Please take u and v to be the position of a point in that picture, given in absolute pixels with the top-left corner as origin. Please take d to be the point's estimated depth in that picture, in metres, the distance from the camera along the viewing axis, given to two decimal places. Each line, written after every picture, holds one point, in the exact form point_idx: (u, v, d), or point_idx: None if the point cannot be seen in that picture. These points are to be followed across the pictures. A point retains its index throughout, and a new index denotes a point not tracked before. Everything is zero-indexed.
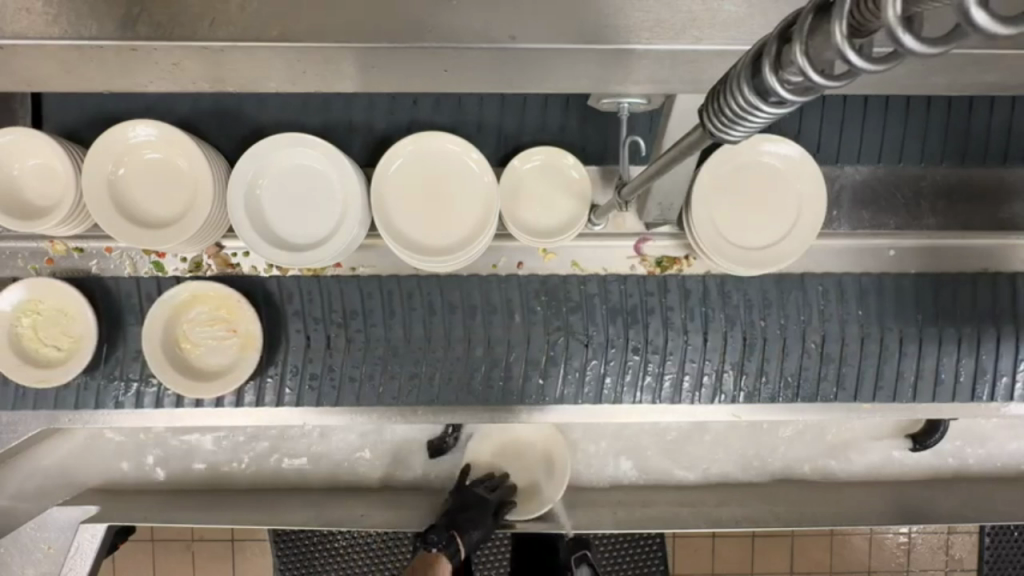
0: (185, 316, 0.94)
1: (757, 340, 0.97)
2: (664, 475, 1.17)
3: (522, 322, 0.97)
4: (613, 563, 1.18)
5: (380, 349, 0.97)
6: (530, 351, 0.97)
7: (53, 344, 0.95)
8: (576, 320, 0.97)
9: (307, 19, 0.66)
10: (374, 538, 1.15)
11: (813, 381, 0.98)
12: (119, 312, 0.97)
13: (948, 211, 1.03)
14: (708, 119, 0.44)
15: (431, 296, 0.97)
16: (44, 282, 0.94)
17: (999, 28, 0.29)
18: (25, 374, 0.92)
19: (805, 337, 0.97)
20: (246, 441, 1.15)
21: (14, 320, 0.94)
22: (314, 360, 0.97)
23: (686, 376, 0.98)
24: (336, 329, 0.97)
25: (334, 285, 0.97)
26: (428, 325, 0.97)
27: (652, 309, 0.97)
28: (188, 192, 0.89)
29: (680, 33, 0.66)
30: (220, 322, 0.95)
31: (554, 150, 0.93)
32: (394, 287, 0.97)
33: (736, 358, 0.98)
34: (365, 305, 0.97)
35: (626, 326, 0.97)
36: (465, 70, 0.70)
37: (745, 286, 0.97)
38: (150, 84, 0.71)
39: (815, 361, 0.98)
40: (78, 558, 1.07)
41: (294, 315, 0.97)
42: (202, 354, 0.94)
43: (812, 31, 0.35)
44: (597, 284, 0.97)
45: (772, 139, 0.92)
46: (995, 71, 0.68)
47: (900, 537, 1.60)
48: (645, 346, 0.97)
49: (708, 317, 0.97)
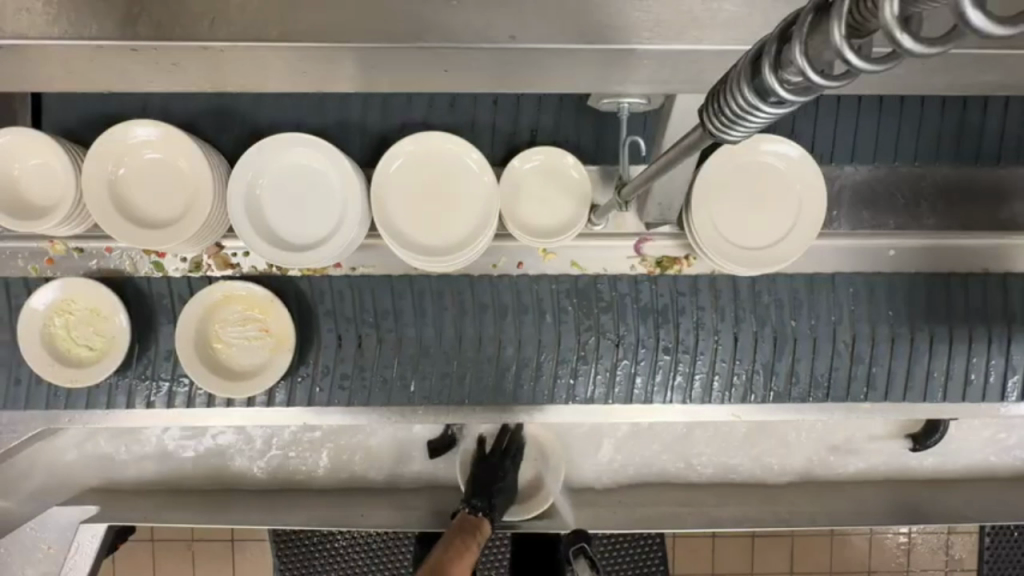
0: (216, 316, 0.95)
1: (787, 340, 0.98)
2: (665, 475, 1.17)
3: (553, 323, 0.97)
4: (614, 562, 1.18)
5: (412, 349, 0.97)
6: (561, 351, 0.97)
7: (84, 344, 0.94)
8: (607, 321, 0.97)
9: (307, 18, 0.65)
10: (374, 537, 1.15)
11: (844, 382, 0.99)
12: (150, 312, 0.97)
13: (948, 211, 1.03)
14: (708, 119, 0.44)
15: (462, 294, 0.97)
16: (77, 281, 0.94)
17: (998, 29, 0.29)
18: (61, 374, 0.92)
19: (835, 336, 0.98)
20: (247, 441, 1.15)
21: (46, 319, 0.94)
22: (345, 361, 0.98)
23: (718, 375, 0.98)
24: (368, 330, 0.97)
25: (366, 284, 0.97)
26: (459, 325, 0.97)
27: (683, 309, 0.97)
28: (188, 191, 0.89)
29: (680, 33, 0.66)
30: (251, 322, 0.94)
31: (554, 150, 0.93)
32: (426, 287, 0.97)
33: (768, 358, 0.98)
34: (396, 305, 0.97)
35: (657, 326, 0.97)
36: (466, 70, 0.70)
37: (776, 286, 0.98)
38: (149, 83, 0.71)
39: (847, 361, 0.98)
40: (78, 558, 1.08)
41: (325, 315, 0.97)
42: (234, 353, 0.94)
43: (811, 31, 0.35)
44: (628, 285, 0.98)
45: (773, 139, 0.92)
46: (994, 71, 0.68)
47: (900, 537, 1.60)
48: (675, 346, 0.97)
49: (739, 318, 0.97)
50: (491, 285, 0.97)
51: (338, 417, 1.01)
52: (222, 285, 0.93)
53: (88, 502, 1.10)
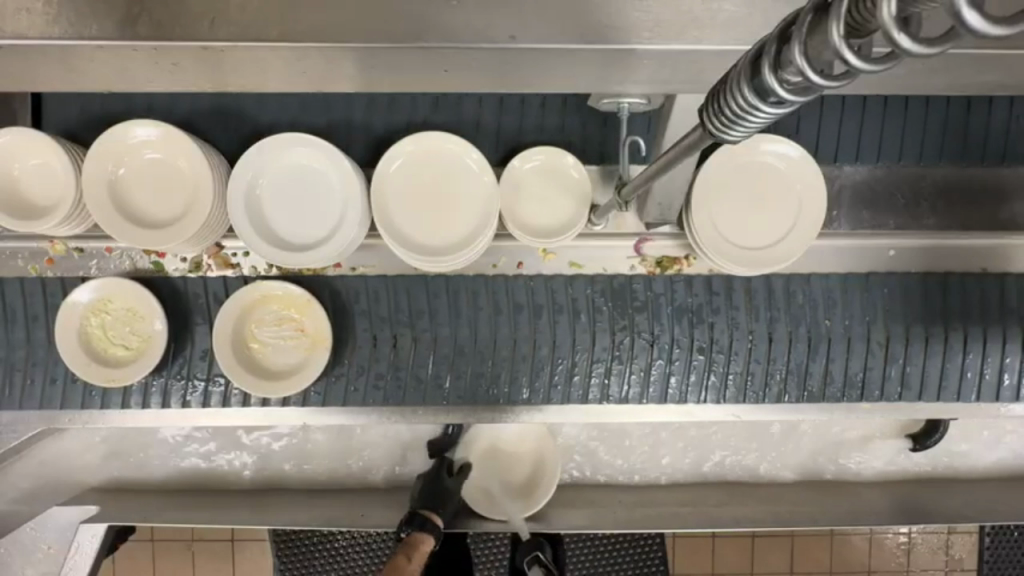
0: (253, 316, 0.95)
1: (822, 339, 0.98)
2: (665, 474, 1.17)
3: (588, 324, 0.97)
4: (613, 563, 1.17)
5: (447, 349, 0.97)
6: (595, 351, 0.97)
7: (121, 344, 0.95)
8: (642, 321, 0.97)
9: (307, 18, 0.65)
10: (375, 538, 1.15)
11: (878, 381, 0.99)
12: (186, 311, 0.97)
13: (948, 211, 1.03)
14: (708, 119, 0.44)
15: (498, 295, 0.97)
16: (114, 281, 0.94)
17: (996, 30, 0.29)
18: (99, 373, 0.92)
19: (869, 336, 0.98)
20: (246, 441, 1.15)
21: (83, 319, 0.94)
22: (380, 361, 0.97)
23: (752, 376, 0.98)
24: (403, 329, 0.97)
25: (401, 285, 0.97)
26: (494, 325, 0.97)
27: (718, 309, 0.97)
28: (188, 191, 0.89)
29: (680, 33, 0.66)
30: (286, 322, 0.94)
31: (554, 150, 0.93)
32: (461, 287, 0.97)
33: (802, 358, 0.98)
34: (431, 305, 0.97)
35: (691, 326, 0.97)
36: (467, 70, 0.70)
37: (811, 286, 0.98)
38: (149, 82, 0.71)
39: (881, 361, 0.98)
40: (78, 558, 1.08)
41: (360, 314, 0.97)
42: (269, 353, 0.94)
43: (811, 31, 0.35)
44: (663, 285, 0.97)
45: (773, 138, 0.92)
46: (993, 71, 0.68)
47: (900, 537, 1.60)
48: (710, 346, 0.97)
49: (773, 318, 0.98)
50: (527, 286, 0.97)
51: (341, 417, 1.00)
52: (259, 285, 0.93)
53: (88, 502, 1.10)
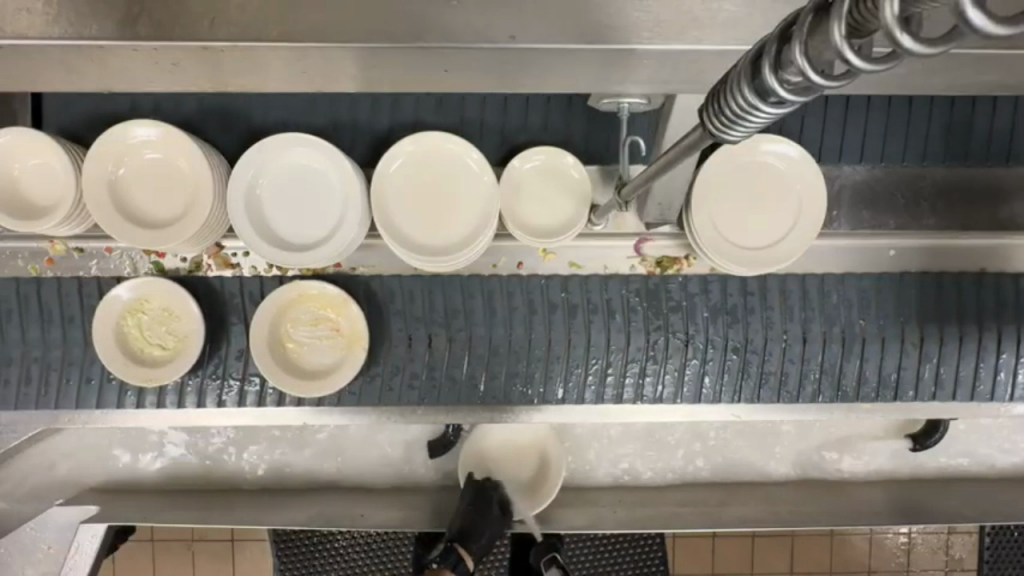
0: (288, 316, 0.94)
1: (856, 339, 0.98)
2: (666, 474, 1.17)
3: (623, 324, 0.97)
4: (613, 563, 1.17)
5: (482, 349, 0.97)
6: (630, 351, 0.97)
7: (157, 344, 0.94)
8: (677, 321, 0.97)
9: (307, 18, 0.65)
10: (375, 538, 1.15)
11: (912, 381, 0.99)
12: (223, 312, 0.97)
13: (948, 211, 1.03)
14: (708, 119, 0.44)
15: (533, 295, 0.97)
16: (150, 281, 0.94)
17: (999, 30, 0.29)
18: (136, 373, 0.92)
19: (903, 337, 0.98)
20: (247, 441, 1.15)
21: (120, 319, 0.93)
22: (415, 360, 0.97)
23: (786, 376, 0.98)
24: (438, 329, 0.97)
25: (437, 285, 0.97)
26: (529, 325, 0.97)
27: (753, 309, 0.97)
28: (189, 192, 0.89)
29: (679, 33, 0.66)
30: (323, 322, 0.94)
31: (553, 150, 0.93)
32: (495, 287, 0.97)
33: (836, 359, 0.98)
34: (466, 305, 0.97)
35: (727, 326, 0.97)
36: (467, 70, 0.70)
37: (846, 285, 0.98)
38: (149, 81, 0.71)
39: (915, 361, 0.98)
40: (78, 558, 1.08)
41: (395, 314, 0.97)
42: (305, 353, 0.94)
43: (811, 31, 0.35)
44: (697, 285, 0.98)
45: (772, 138, 0.92)
46: (993, 71, 0.69)
47: (900, 537, 1.60)
48: (745, 346, 0.97)
49: (807, 319, 0.98)
50: (563, 284, 0.97)
51: (345, 417, 1.01)
52: (297, 285, 0.93)
53: (88, 502, 1.10)
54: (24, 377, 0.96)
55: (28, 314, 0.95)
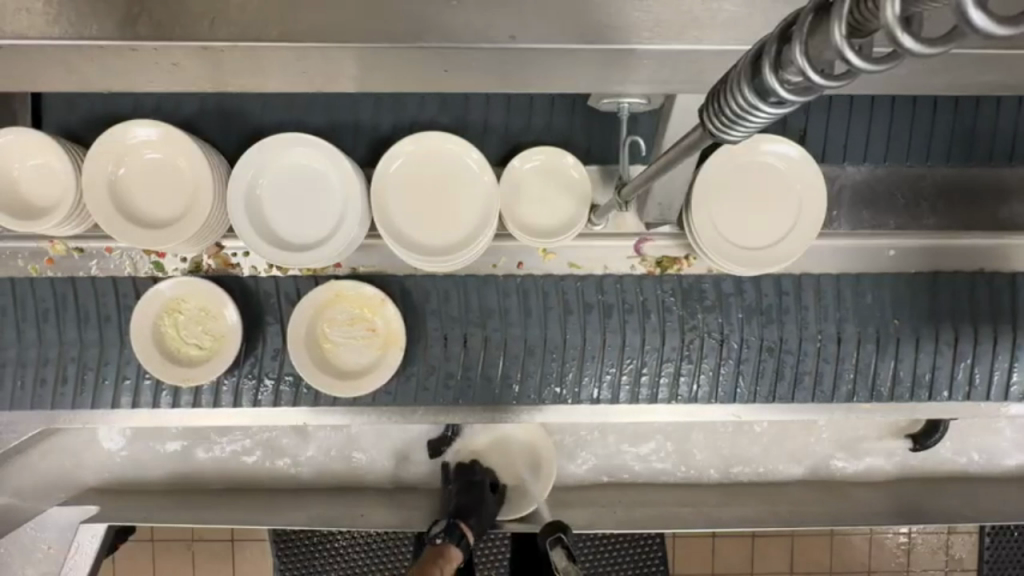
0: (324, 316, 0.94)
1: (891, 340, 0.98)
2: (668, 475, 1.17)
3: (658, 324, 0.98)
4: (613, 563, 1.17)
5: (517, 349, 0.97)
6: (665, 351, 0.98)
7: (193, 343, 0.94)
8: (712, 320, 0.98)
9: (307, 18, 0.65)
10: (375, 538, 1.15)
11: (946, 381, 1.00)
12: (259, 312, 0.98)
13: (948, 211, 1.03)
14: (708, 119, 0.44)
15: (568, 295, 0.98)
16: (186, 281, 0.94)
17: (1001, 29, 0.29)
18: (175, 373, 0.92)
19: (938, 337, 0.99)
20: (249, 441, 1.15)
21: (157, 319, 0.94)
22: (451, 360, 0.98)
23: (822, 376, 0.99)
24: (474, 329, 0.97)
25: (473, 285, 0.97)
26: (565, 325, 0.97)
27: (787, 309, 0.98)
28: (189, 192, 0.89)
29: (679, 33, 0.66)
30: (359, 322, 0.94)
31: (554, 150, 0.93)
32: (531, 287, 0.98)
33: (871, 358, 0.99)
34: (502, 305, 0.97)
35: (762, 326, 0.98)
36: (467, 70, 0.70)
37: (879, 286, 0.98)
38: (149, 81, 0.71)
39: (949, 360, 0.99)
40: (78, 558, 1.08)
41: (432, 314, 0.97)
42: (342, 353, 0.94)
43: (811, 31, 0.35)
44: (732, 285, 0.98)
45: (773, 138, 0.92)
46: (993, 71, 0.69)
47: (900, 537, 1.60)
48: (779, 346, 0.98)
49: (842, 319, 0.98)
50: (598, 285, 0.98)
51: (344, 417, 1.01)
52: (333, 285, 0.93)
53: (88, 502, 1.10)
54: (61, 377, 0.97)
55: (66, 314, 0.96)
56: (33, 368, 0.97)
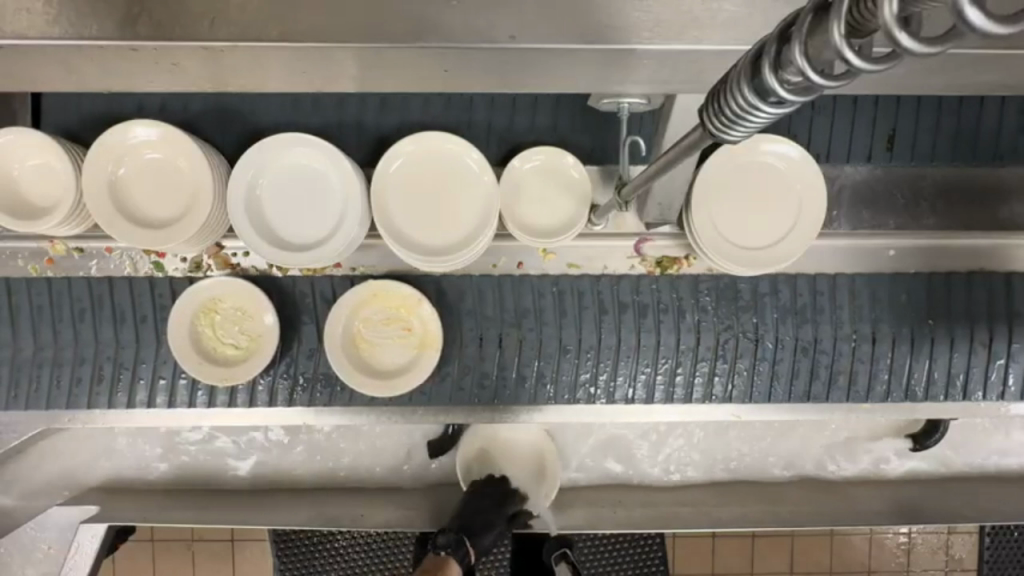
0: (360, 315, 0.94)
1: (926, 340, 0.99)
2: (668, 475, 1.17)
3: (692, 324, 0.98)
4: (613, 563, 1.17)
5: (551, 349, 0.98)
6: (699, 351, 0.98)
7: (230, 343, 0.94)
8: (747, 320, 0.98)
9: (307, 19, 0.65)
10: (375, 538, 1.15)
11: (981, 381, 1.00)
12: (294, 311, 0.98)
13: (948, 211, 1.03)
14: (708, 119, 0.44)
15: (602, 295, 0.98)
16: (224, 281, 0.95)
17: (998, 29, 0.29)
18: (214, 373, 0.92)
19: (972, 335, 0.99)
20: (250, 440, 1.15)
21: (195, 320, 0.94)
22: (486, 361, 0.98)
23: (856, 375, 0.99)
24: (510, 329, 0.97)
25: (508, 284, 0.98)
26: (600, 324, 0.97)
27: (822, 309, 0.98)
28: (189, 192, 0.89)
29: (678, 33, 0.66)
30: (394, 321, 0.94)
31: (554, 150, 0.93)
32: (567, 287, 0.98)
33: (905, 359, 0.99)
34: (537, 305, 0.98)
35: (797, 326, 0.98)
36: (468, 70, 0.70)
37: (913, 284, 0.99)
38: (149, 81, 0.71)
39: (984, 360, 1.00)
40: (78, 558, 1.08)
41: (467, 314, 0.98)
42: (378, 352, 0.94)
43: (811, 31, 0.35)
44: (767, 285, 0.98)
45: (773, 138, 0.92)
46: (992, 71, 0.69)
47: (900, 537, 1.60)
48: (814, 346, 0.98)
49: (877, 318, 0.98)
50: (633, 285, 0.98)
51: (345, 417, 1.01)
52: (371, 284, 0.93)
53: (88, 502, 1.11)
54: (97, 376, 0.97)
55: (101, 314, 0.97)
56: (69, 368, 0.97)
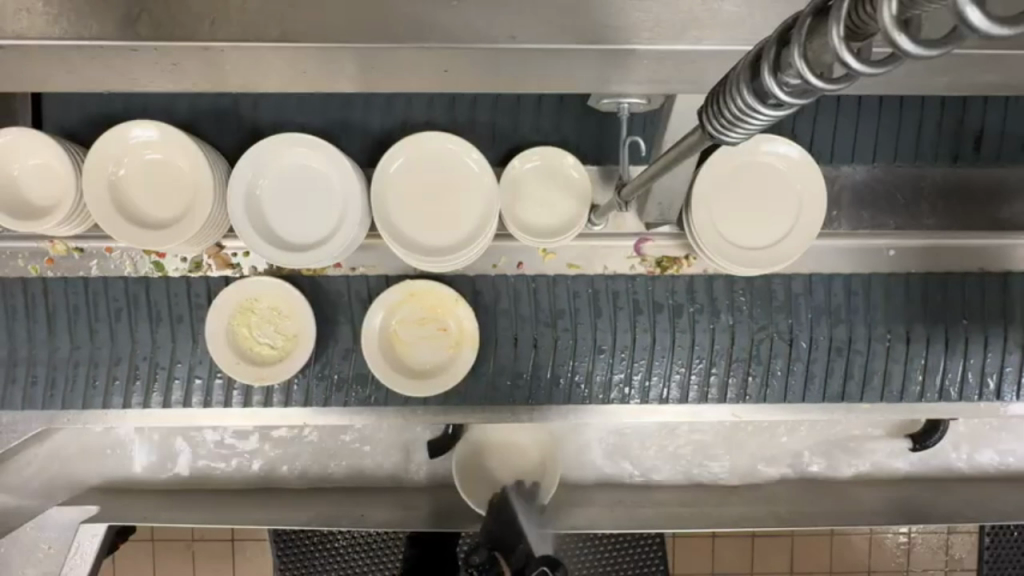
0: (395, 314, 0.94)
1: (959, 339, 0.99)
2: (669, 474, 1.17)
3: (727, 324, 0.98)
4: (615, 563, 1.17)
5: (586, 349, 0.98)
6: (734, 351, 0.98)
7: (265, 343, 0.94)
8: (782, 321, 0.98)
9: (307, 19, 0.65)
10: (375, 537, 1.15)
11: (1015, 378, 1.00)
12: (330, 312, 0.98)
13: (948, 211, 1.03)
14: (708, 120, 0.44)
15: (636, 295, 0.98)
16: (261, 282, 0.95)
17: (999, 29, 0.29)
18: (249, 372, 0.92)
19: (1006, 336, 0.99)
20: (249, 440, 1.15)
21: (231, 319, 0.94)
22: (521, 360, 0.98)
23: (890, 375, 0.99)
24: (544, 330, 0.97)
25: (543, 285, 0.98)
26: (634, 324, 0.97)
27: (856, 309, 0.98)
28: (189, 192, 0.89)
29: (678, 34, 0.66)
30: (429, 321, 0.94)
31: (554, 150, 0.93)
32: (602, 288, 0.98)
33: (940, 358, 0.99)
34: (572, 305, 0.98)
35: (831, 326, 0.98)
36: (468, 70, 0.70)
37: (952, 285, 0.99)
38: (148, 80, 0.71)
39: (1017, 359, 1.00)
40: (79, 559, 1.07)
41: (501, 314, 0.98)
42: (412, 352, 0.94)
43: (810, 34, 0.35)
44: (801, 284, 0.98)
45: (773, 139, 0.92)
46: (991, 71, 0.68)
47: (900, 537, 1.60)
48: (848, 345, 0.98)
49: (909, 318, 0.99)
50: (669, 287, 0.98)
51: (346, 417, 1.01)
52: (407, 284, 0.93)
53: (88, 502, 1.10)
54: (133, 376, 0.97)
55: (138, 314, 0.97)
56: (105, 369, 0.97)
